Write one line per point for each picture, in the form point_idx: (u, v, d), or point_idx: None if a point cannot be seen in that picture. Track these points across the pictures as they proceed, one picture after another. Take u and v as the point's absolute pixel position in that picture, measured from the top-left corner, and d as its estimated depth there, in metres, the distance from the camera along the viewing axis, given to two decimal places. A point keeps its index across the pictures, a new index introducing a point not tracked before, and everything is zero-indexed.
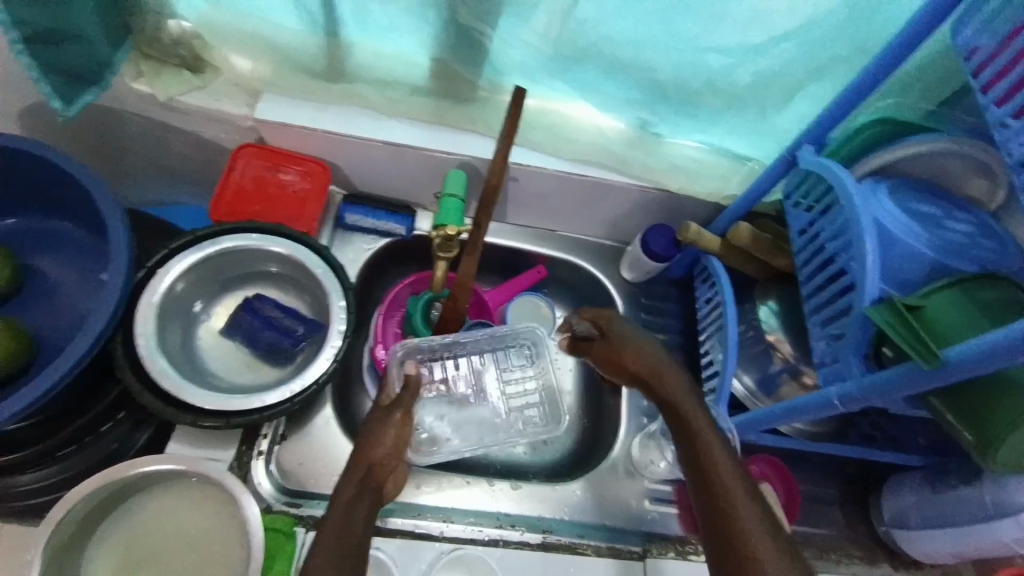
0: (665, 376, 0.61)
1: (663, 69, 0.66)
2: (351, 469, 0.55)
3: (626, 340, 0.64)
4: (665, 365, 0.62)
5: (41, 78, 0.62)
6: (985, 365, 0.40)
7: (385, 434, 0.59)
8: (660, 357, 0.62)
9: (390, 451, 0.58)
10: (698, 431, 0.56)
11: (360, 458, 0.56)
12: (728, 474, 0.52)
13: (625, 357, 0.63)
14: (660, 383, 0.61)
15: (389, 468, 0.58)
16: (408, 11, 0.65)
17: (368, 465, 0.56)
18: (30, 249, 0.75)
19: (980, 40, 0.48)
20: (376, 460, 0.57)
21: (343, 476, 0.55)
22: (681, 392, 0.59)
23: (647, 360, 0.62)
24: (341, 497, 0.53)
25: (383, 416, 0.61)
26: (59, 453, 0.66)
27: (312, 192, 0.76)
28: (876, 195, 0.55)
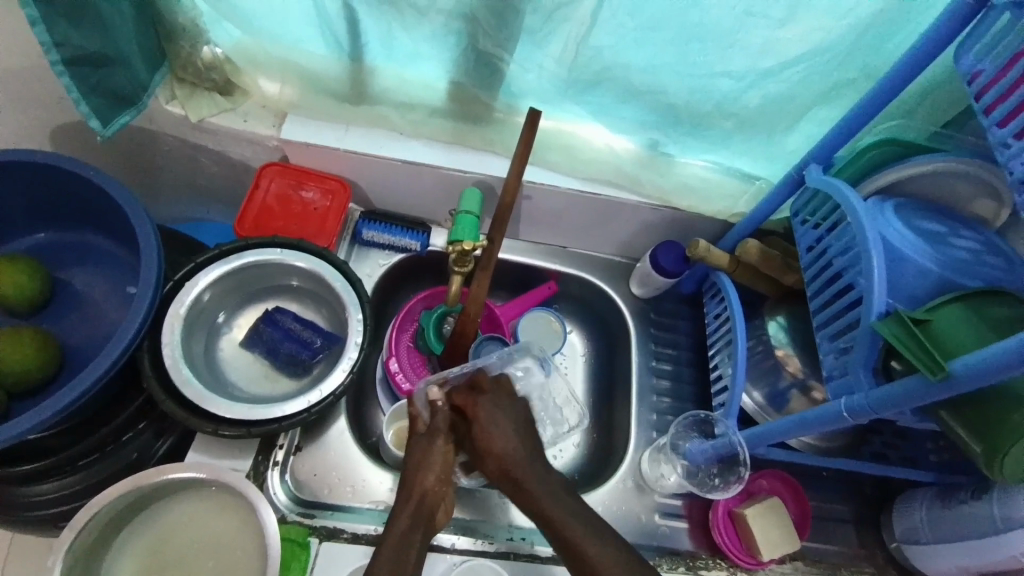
0: (515, 461, 0.57)
1: (672, 93, 0.69)
2: (404, 496, 0.56)
3: (488, 423, 0.59)
4: (516, 446, 0.58)
5: (80, 97, 0.65)
6: (991, 376, 0.41)
7: (430, 461, 0.59)
8: (510, 436, 0.59)
9: (440, 480, 0.58)
10: (556, 515, 0.54)
11: (412, 487, 0.57)
12: (595, 554, 0.51)
13: (487, 445, 0.58)
14: (518, 470, 0.57)
15: (441, 493, 0.58)
16: (430, 38, 0.68)
17: (420, 495, 0.57)
18: (60, 262, 0.77)
19: (981, 64, 0.50)
20: (427, 489, 0.57)
21: (397, 505, 0.56)
22: (534, 480, 0.56)
23: (498, 443, 0.58)
24: (394, 529, 0.54)
25: (429, 444, 0.60)
26: (81, 462, 0.68)
27: (333, 209, 0.78)
28: (881, 213, 0.57)
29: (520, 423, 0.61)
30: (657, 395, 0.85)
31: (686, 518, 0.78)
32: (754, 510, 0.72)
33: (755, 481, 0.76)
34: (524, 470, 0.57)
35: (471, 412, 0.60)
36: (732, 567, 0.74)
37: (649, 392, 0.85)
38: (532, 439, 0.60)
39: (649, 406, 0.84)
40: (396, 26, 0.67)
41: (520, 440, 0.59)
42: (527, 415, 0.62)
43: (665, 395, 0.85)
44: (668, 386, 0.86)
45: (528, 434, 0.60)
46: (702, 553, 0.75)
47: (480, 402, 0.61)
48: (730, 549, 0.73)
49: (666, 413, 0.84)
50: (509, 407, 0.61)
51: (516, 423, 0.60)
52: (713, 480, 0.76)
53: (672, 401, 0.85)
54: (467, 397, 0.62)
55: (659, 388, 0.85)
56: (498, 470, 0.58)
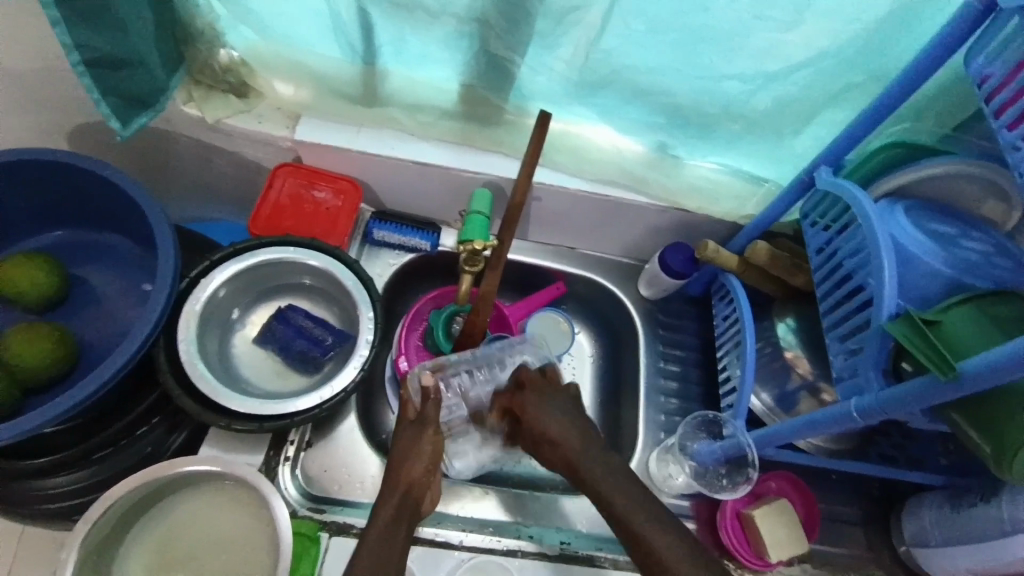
0: (574, 454, 0.59)
1: (682, 96, 0.69)
2: (390, 487, 0.58)
3: (537, 413, 0.62)
4: (567, 435, 0.60)
5: (100, 97, 0.66)
6: (1000, 376, 0.41)
7: (419, 450, 0.61)
8: (566, 425, 0.61)
9: (427, 468, 0.60)
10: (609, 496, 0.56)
11: (398, 476, 0.58)
12: (664, 547, 0.51)
13: (545, 434, 0.61)
14: (578, 459, 0.59)
15: (426, 483, 0.60)
16: (442, 41, 0.69)
17: (407, 483, 0.58)
18: (78, 260, 0.79)
19: (991, 67, 0.50)
20: (412, 481, 0.58)
21: (383, 491, 0.57)
22: (590, 468, 0.58)
23: (554, 433, 0.61)
24: (381, 518, 0.55)
25: (417, 433, 0.62)
26: (95, 456, 0.69)
27: (345, 209, 0.79)
28: (891, 215, 0.57)
29: (572, 408, 0.63)
30: (664, 396, 0.85)
31: (693, 518, 0.78)
32: (761, 511, 0.72)
33: (763, 483, 0.76)
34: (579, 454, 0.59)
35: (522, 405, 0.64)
36: (739, 567, 0.74)
37: (657, 393, 0.85)
38: (586, 429, 0.61)
39: (657, 407, 0.84)
40: (408, 30, 0.68)
41: (573, 425, 0.61)
42: (578, 400, 0.64)
43: (673, 395, 0.85)
44: (675, 387, 0.86)
45: (577, 421, 0.62)
46: (709, 553, 0.75)
47: (527, 400, 0.64)
48: (738, 550, 0.73)
49: (674, 414, 0.84)
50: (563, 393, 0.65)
51: (571, 413, 0.62)
52: (721, 480, 0.76)
53: (679, 402, 0.85)
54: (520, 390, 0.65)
55: (667, 389, 0.86)
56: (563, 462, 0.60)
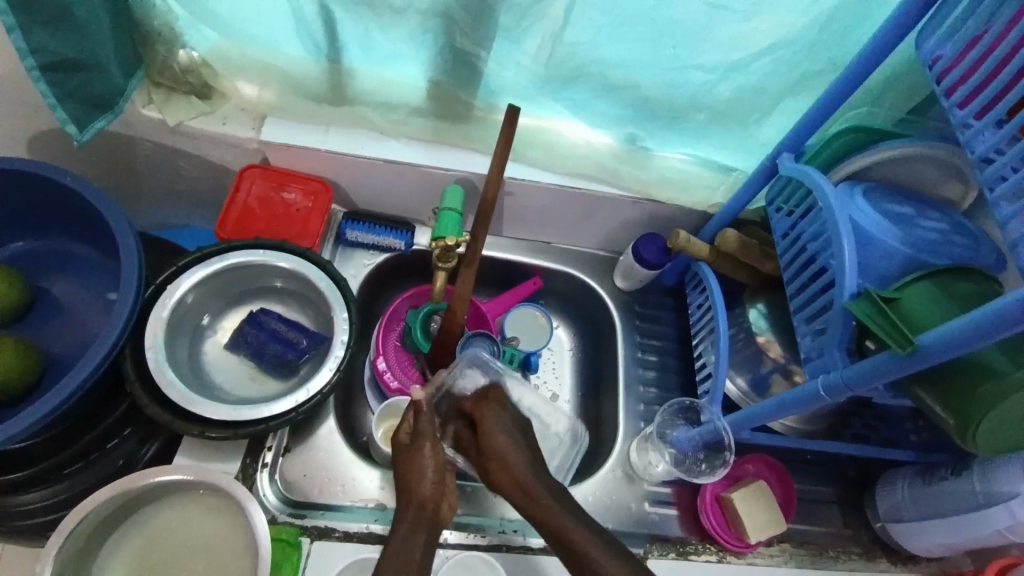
0: (523, 479, 0.57)
1: (648, 87, 0.70)
2: (403, 503, 0.57)
3: (491, 430, 0.61)
4: (517, 448, 0.59)
5: (56, 103, 0.64)
6: (956, 349, 0.43)
7: (421, 467, 0.59)
8: (514, 445, 0.60)
9: (436, 477, 0.59)
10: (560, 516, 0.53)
11: (406, 495, 0.57)
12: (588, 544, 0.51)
13: (500, 455, 0.59)
14: (525, 477, 0.57)
15: (440, 494, 0.58)
16: (408, 38, 0.68)
17: (418, 502, 0.57)
18: (39, 270, 0.77)
19: (941, 49, 0.52)
20: (422, 499, 0.57)
21: (398, 514, 0.56)
22: (546, 499, 0.55)
23: (510, 454, 0.59)
24: (399, 536, 0.54)
25: (410, 449, 0.61)
26: (66, 470, 0.67)
27: (315, 210, 0.78)
28: (851, 198, 0.58)
29: (514, 423, 0.63)
30: (643, 385, 0.86)
31: (675, 505, 0.79)
32: (739, 494, 0.73)
33: (740, 466, 0.77)
34: (530, 467, 0.58)
35: (478, 413, 0.63)
36: (722, 551, 0.75)
37: (636, 383, 0.86)
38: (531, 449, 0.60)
39: (636, 397, 0.85)
40: (373, 27, 0.67)
41: (517, 437, 0.61)
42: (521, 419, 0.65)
43: (651, 385, 0.86)
44: (654, 377, 0.87)
45: (525, 437, 0.61)
46: (693, 539, 0.76)
47: (485, 411, 0.63)
48: (719, 533, 0.74)
49: (653, 403, 0.85)
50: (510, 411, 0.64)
51: (518, 429, 0.62)
52: (700, 465, 0.77)
53: (658, 391, 0.86)
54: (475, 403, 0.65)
55: (645, 378, 0.86)
56: (505, 475, 0.58)
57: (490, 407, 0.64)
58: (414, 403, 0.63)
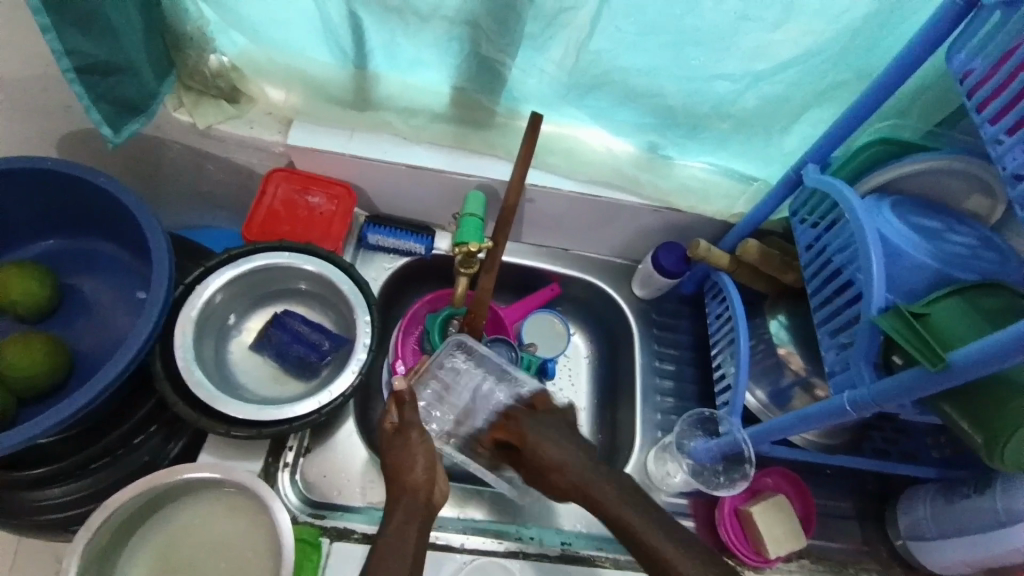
0: (580, 478, 0.55)
1: (671, 96, 0.70)
2: (394, 496, 0.56)
3: (535, 439, 0.59)
4: (572, 454, 0.57)
5: (90, 105, 0.66)
6: (989, 366, 0.42)
7: (410, 457, 0.58)
8: (565, 444, 0.58)
9: (426, 470, 0.58)
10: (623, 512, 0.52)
11: (398, 486, 0.57)
12: (674, 554, 0.49)
13: (548, 459, 0.57)
14: (585, 478, 0.55)
15: (430, 482, 0.57)
16: (434, 45, 0.69)
17: (408, 492, 0.56)
18: (70, 269, 0.78)
19: (973, 62, 0.51)
20: (416, 484, 0.57)
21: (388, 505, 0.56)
22: (604, 498, 0.54)
23: (555, 454, 0.57)
24: (390, 524, 0.54)
25: (400, 441, 0.59)
26: (92, 465, 0.68)
27: (338, 213, 0.79)
28: (878, 211, 0.58)
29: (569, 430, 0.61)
30: (660, 394, 0.86)
31: (692, 516, 0.78)
32: (757, 507, 0.72)
33: (760, 479, 0.77)
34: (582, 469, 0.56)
35: (518, 433, 0.61)
36: (741, 565, 0.74)
37: (653, 392, 0.86)
38: (586, 449, 0.58)
39: (653, 406, 0.85)
40: (400, 34, 0.68)
41: (574, 443, 0.58)
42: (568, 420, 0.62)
43: (668, 394, 0.86)
44: (670, 386, 0.87)
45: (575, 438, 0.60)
46: (710, 552, 0.76)
47: (524, 422, 0.62)
48: (736, 545, 0.73)
49: (670, 413, 0.85)
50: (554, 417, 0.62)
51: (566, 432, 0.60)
52: (718, 477, 0.76)
53: (675, 400, 0.86)
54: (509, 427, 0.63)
55: (662, 388, 0.86)
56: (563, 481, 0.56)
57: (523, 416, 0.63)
58: (397, 395, 0.61)
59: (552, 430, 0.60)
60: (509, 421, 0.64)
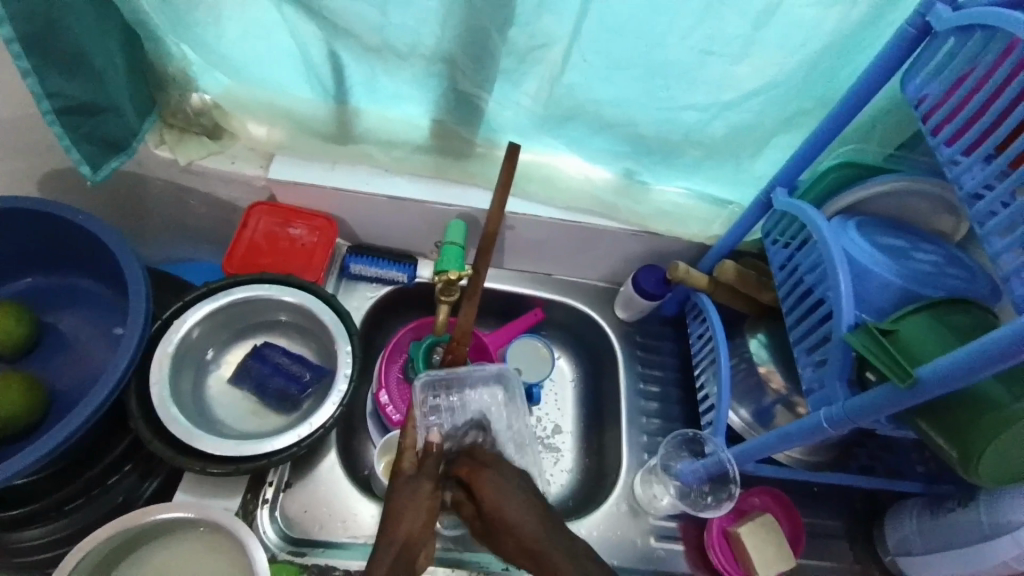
0: (533, 542, 0.53)
1: (644, 125, 0.72)
2: (385, 541, 0.53)
3: (497, 499, 0.56)
4: (531, 522, 0.54)
5: (71, 145, 0.66)
6: (955, 382, 0.43)
7: (416, 504, 0.56)
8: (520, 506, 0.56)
9: (424, 529, 0.55)
10: (543, 547, 0.53)
11: (392, 534, 0.54)
12: None
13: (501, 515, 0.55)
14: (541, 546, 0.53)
15: (425, 538, 0.55)
16: (412, 80, 0.71)
17: (400, 549, 0.53)
18: (47, 306, 0.77)
19: (927, 88, 0.54)
20: (408, 535, 0.54)
21: (377, 547, 0.53)
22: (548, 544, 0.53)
23: (525, 525, 0.54)
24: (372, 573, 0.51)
25: (412, 482, 0.58)
26: (66, 507, 0.66)
27: (320, 245, 0.80)
28: (845, 231, 0.60)
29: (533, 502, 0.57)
30: (645, 417, 0.86)
31: (681, 540, 0.77)
32: (745, 529, 0.72)
33: (746, 499, 0.77)
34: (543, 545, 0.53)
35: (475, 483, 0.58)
36: None
37: (638, 414, 0.86)
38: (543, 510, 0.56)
39: (639, 428, 0.85)
40: (379, 71, 0.70)
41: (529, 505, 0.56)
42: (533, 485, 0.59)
43: (654, 416, 0.86)
44: (656, 408, 0.87)
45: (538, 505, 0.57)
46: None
47: (484, 472, 0.59)
48: (727, 569, 0.72)
49: (656, 435, 0.85)
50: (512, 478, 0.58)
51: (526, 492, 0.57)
52: (705, 498, 0.76)
53: (661, 422, 0.86)
54: (472, 467, 0.59)
55: (647, 410, 0.86)
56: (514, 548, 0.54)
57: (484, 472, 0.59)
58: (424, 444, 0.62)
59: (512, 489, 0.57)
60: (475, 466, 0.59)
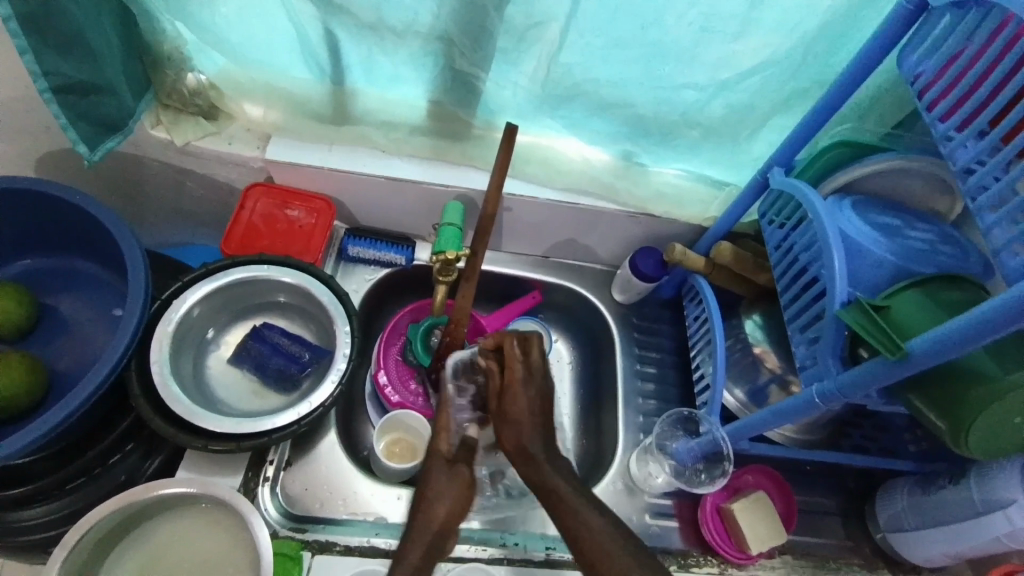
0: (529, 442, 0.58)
1: (641, 105, 0.72)
2: (420, 526, 0.55)
3: (518, 394, 0.61)
4: (535, 419, 0.60)
5: (67, 124, 0.66)
6: (945, 354, 0.44)
7: (445, 488, 0.57)
8: (535, 406, 0.61)
9: (456, 511, 0.57)
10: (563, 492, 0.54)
11: (427, 519, 0.55)
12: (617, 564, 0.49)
13: (517, 411, 0.60)
14: (528, 441, 0.58)
15: (457, 519, 0.56)
16: (409, 60, 0.71)
17: (437, 530, 0.55)
18: (46, 287, 0.78)
19: (923, 65, 0.54)
20: (442, 521, 0.55)
21: (410, 534, 0.54)
22: (567, 493, 0.54)
23: (525, 421, 0.59)
24: (410, 559, 0.52)
25: (448, 471, 0.59)
26: (69, 485, 0.68)
27: (318, 226, 0.80)
28: (839, 210, 0.60)
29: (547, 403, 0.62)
30: (642, 397, 0.87)
31: (676, 517, 0.79)
32: (739, 505, 0.73)
33: (740, 477, 0.78)
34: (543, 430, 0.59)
35: (508, 374, 0.62)
36: (723, 564, 0.75)
37: (635, 395, 0.86)
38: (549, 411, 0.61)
39: (635, 409, 0.86)
40: (376, 51, 0.70)
41: (541, 409, 0.61)
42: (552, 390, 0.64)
43: (650, 397, 0.87)
44: (653, 389, 0.88)
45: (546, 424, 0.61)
46: (695, 552, 0.76)
47: (517, 369, 0.62)
48: (720, 545, 0.74)
49: (652, 415, 0.85)
50: (536, 384, 0.62)
51: (544, 396, 0.62)
52: (700, 476, 0.77)
53: (657, 403, 0.87)
54: (511, 361, 0.63)
55: (644, 391, 0.87)
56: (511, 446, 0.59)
57: (520, 378, 0.62)
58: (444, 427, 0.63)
59: (531, 389, 0.62)
60: (511, 355, 0.63)
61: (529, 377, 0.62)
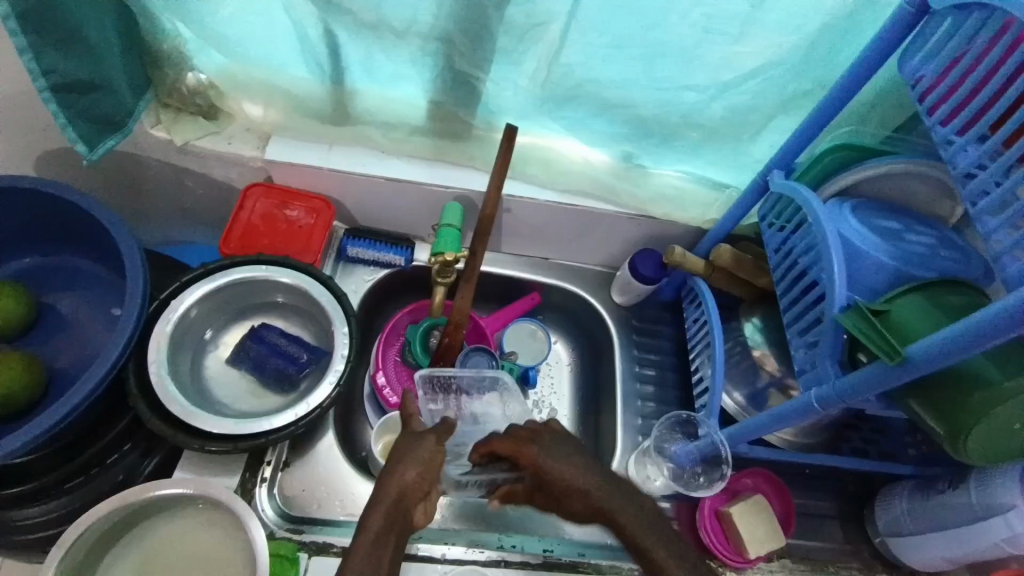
0: (597, 490, 0.59)
1: (641, 107, 0.72)
2: (379, 494, 0.55)
3: (552, 464, 0.59)
4: (582, 471, 0.60)
5: (67, 123, 0.66)
6: (945, 359, 0.43)
7: (412, 457, 0.57)
8: (571, 462, 0.60)
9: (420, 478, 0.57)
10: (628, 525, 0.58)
11: (387, 488, 0.55)
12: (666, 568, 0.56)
13: (565, 480, 0.59)
14: (606, 498, 0.58)
15: (420, 489, 0.57)
16: (409, 60, 0.70)
17: (395, 499, 0.55)
18: (46, 286, 0.78)
19: (924, 68, 0.54)
20: (404, 489, 0.56)
21: (372, 504, 0.54)
22: (629, 523, 0.58)
23: (569, 476, 0.59)
24: (368, 531, 0.53)
25: (413, 438, 0.59)
26: (68, 484, 0.67)
27: (318, 226, 0.80)
28: (839, 214, 0.60)
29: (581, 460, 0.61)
30: (641, 400, 0.86)
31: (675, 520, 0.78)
32: (738, 508, 0.73)
33: (739, 481, 0.78)
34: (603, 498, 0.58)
35: (528, 461, 0.60)
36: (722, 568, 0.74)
37: (634, 397, 0.86)
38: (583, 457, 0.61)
39: (634, 411, 0.85)
40: (376, 50, 0.69)
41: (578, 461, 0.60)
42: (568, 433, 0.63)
43: (650, 399, 0.87)
44: (652, 391, 0.87)
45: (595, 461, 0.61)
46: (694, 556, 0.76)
47: (531, 448, 0.60)
48: (719, 548, 0.73)
49: (651, 417, 0.85)
50: (563, 441, 0.62)
51: (572, 449, 0.61)
52: (698, 479, 0.77)
53: (656, 405, 0.87)
54: (520, 443, 0.61)
55: (643, 393, 0.87)
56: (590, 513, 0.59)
57: (541, 440, 0.61)
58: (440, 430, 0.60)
59: (554, 453, 0.60)
60: (513, 445, 0.61)
61: (545, 444, 0.61)
